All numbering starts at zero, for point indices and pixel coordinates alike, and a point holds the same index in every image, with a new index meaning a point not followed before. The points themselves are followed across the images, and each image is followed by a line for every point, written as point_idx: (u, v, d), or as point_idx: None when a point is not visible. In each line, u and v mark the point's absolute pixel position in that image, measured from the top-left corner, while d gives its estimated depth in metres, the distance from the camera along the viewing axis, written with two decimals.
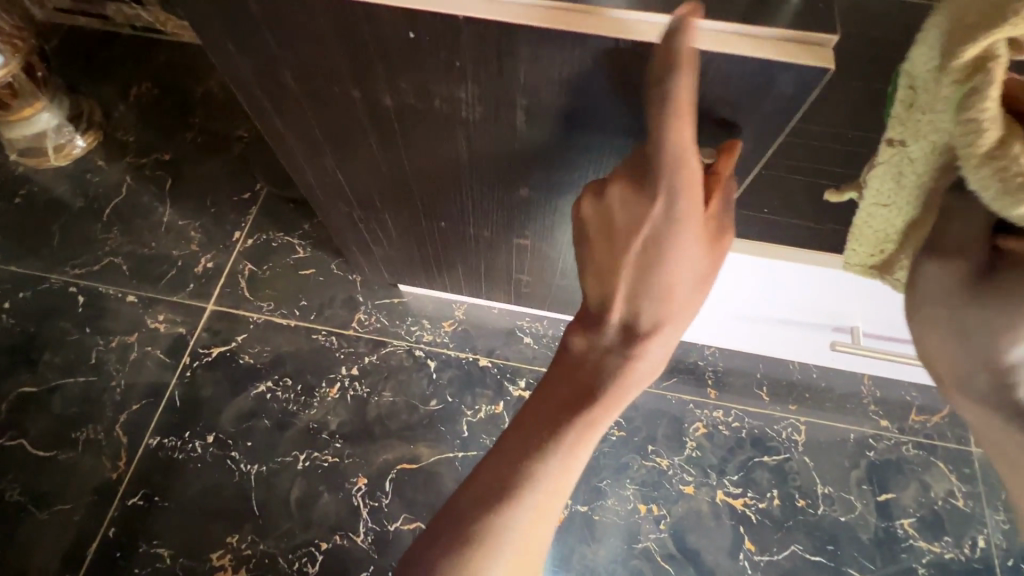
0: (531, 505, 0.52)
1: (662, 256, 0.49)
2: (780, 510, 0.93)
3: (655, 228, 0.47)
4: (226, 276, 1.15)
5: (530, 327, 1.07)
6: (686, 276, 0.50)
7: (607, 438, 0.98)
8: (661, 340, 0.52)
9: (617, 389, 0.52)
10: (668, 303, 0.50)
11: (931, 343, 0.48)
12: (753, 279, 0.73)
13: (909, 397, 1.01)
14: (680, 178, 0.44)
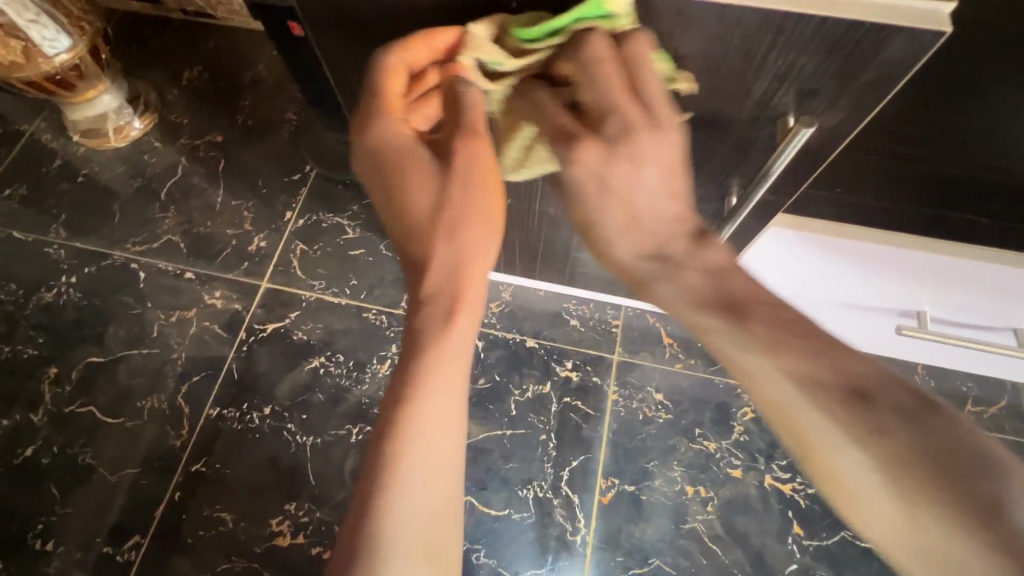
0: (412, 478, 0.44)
1: (403, 191, 0.50)
2: None
3: (393, 152, 0.51)
4: (279, 256, 1.18)
5: (576, 310, 1.07)
6: (429, 197, 0.50)
7: (654, 421, 0.99)
8: (442, 259, 0.49)
9: (416, 321, 0.48)
10: (435, 217, 0.49)
11: None
12: (821, 261, 0.72)
13: (965, 388, 0.99)
14: (380, 119, 0.51)
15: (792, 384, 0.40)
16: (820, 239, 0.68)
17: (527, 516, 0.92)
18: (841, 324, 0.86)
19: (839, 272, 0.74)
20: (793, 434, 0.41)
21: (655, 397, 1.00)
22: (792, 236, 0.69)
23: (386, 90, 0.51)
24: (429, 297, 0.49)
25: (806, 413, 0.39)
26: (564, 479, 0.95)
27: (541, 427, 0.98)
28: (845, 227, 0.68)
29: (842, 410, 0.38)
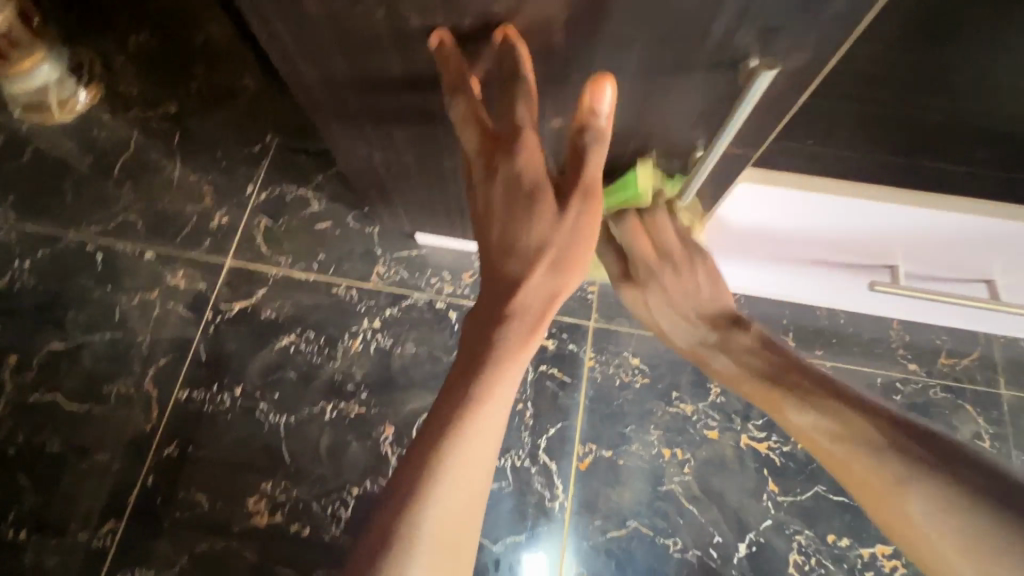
0: (464, 455, 0.51)
1: (517, 219, 0.54)
2: (804, 453, 0.93)
3: (522, 181, 0.53)
4: (242, 231, 1.13)
5: None
6: (540, 235, 0.54)
7: (631, 386, 0.98)
8: (538, 293, 0.54)
9: (504, 337, 0.54)
10: (545, 253, 0.54)
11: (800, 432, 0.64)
12: (791, 221, 0.70)
13: (939, 341, 1.00)
14: (512, 148, 0.52)
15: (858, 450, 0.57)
16: (794, 195, 0.66)
17: (505, 485, 0.92)
18: (817, 283, 0.84)
19: (814, 229, 0.71)
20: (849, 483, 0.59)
21: (632, 362, 1.00)
22: (763, 194, 0.67)
23: (526, 121, 0.52)
24: (517, 315, 0.54)
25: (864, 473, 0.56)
26: (542, 447, 0.95)
27: (517, 397, 0.98)
28: (817, 180, 0.66)
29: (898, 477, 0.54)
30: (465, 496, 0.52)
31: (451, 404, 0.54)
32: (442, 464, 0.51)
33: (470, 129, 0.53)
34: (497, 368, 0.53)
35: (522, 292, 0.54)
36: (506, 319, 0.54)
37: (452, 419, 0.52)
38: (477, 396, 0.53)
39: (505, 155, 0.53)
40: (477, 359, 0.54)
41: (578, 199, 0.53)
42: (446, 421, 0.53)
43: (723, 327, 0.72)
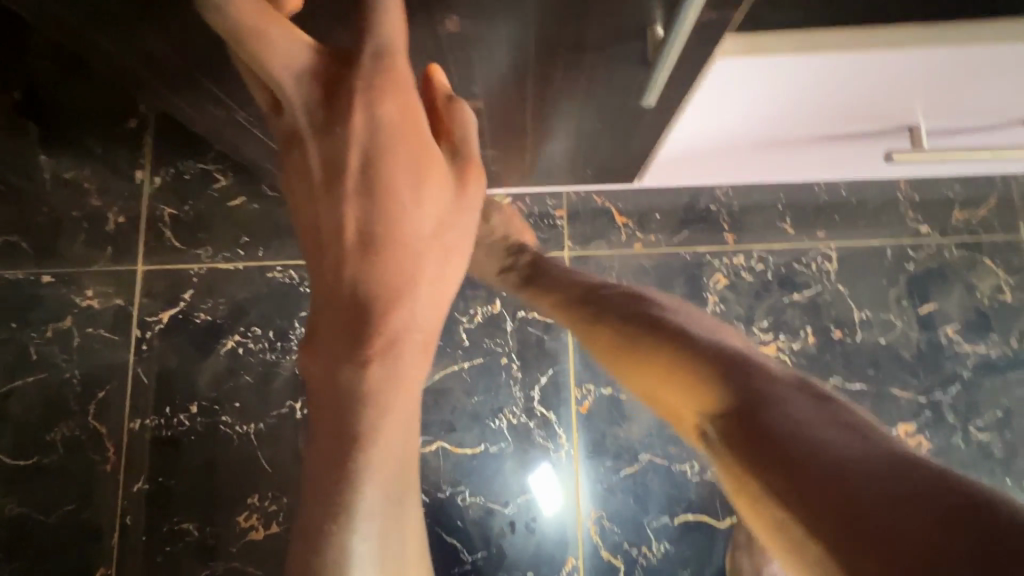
0: (373, 556, 0.33)
1: (385, 188, 0.36)
2: (816, 347, 0.86)
3: (385, 145, 0.36)
4: (145, 227, 0.96)
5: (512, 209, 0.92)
6: (422, 219, 0.37)
7: None
8: (430, 302, 0.38)
9: (394, 371, 0.35)
10: (431, 245, 0.38)
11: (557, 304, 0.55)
12: (783, 96, 0.52)
13: (951, 194, 0.89)
14: (374, 84, 0.35)
15: (646, 327, 0.43)
16: (788, 63, 0.46)
17: (505, 446, 0.86)
18: (820, 163, 0.70)
19: (819, 99, 0.53)
20: (637, 387, 0.41)
21: None
22: (744, 70, 0.47)
23: (395, 49, 0.35)
24: (403, 338, 0.36)
25: (671, 366, 0.37)
26: (536, 399, 0.87)
27: (500, 351, 0.88)
28: (818, 34, 0.45)
29: (790, 393, 0.30)
30: None
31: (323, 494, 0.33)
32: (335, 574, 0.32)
33: (287, 49, 0.34)
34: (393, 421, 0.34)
35: (408, 302, 0.37)
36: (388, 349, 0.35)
37: (342, 511, 0.32)
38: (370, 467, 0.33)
39: (357, 86, 0.35)
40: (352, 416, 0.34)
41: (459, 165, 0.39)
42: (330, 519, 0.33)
43: (513, 254, 0.68)
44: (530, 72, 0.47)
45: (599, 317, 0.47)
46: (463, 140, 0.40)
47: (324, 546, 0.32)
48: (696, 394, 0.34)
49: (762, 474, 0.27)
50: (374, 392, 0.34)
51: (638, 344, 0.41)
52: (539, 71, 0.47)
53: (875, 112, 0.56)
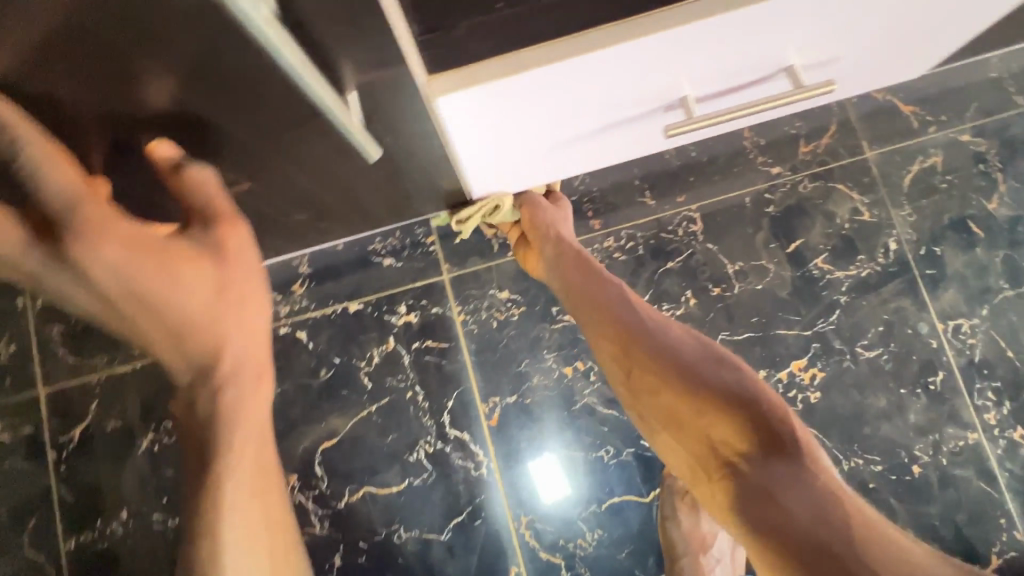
0: (239, 527, 0.54)
1: (148, 296, 0.49)
2: (699, 309, 0.88)
3: (126, 270, 0.48)
4: (38, 351, 0.96)
5: (385, 246, 0.93)
6: (197, 298, 0.51)
7: (510, 321, 0.90)
8: (239, 342, 0.54)
9: (231, 405, 0.53)
10: (217, 309, 0.52)
11: (604, 316, 0.73)
12: (530, 106, 0.53)
13: (794, 130, 0.91)
14: (82, 233, 0.45)
15: (676, 364, 0.65)
16: (507, 84, 0.47)
17: (428, 476, 0.87)
18: (626, 147, 0.72)
19: (569, 101, 0.54)
20: (661, 411, 0.65)
21: (502, 297, 0.91)
22: (481, 96, 0.48)
23: (76, 196, 0.46)
24: (229, 378, 0.53)
25: (718, 412, 0.60)
26: (448, 423, 0.88)
27: (403, 386, 0.90)
28: (519, 54, 0.46)
29: (789, 463, 0.56)
30: (260, 545, 0.55)
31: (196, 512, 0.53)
32: (223, 540, 0.52)
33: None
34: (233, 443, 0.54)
35: (225, 349, 0.53)
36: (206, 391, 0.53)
37: (220, 505, 0.52)
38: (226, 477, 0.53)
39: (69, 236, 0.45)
40: (208, 455, 0.53)
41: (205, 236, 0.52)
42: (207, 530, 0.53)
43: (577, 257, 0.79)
44: (263, 147, 0.50)
45: (645, 352, 0.67)
46: (209, 200, 0.51)
47: (211, 529, 0.52)
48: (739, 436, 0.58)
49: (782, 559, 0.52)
50: (220, 419, 0.53)
51: (687, 371, 0.64)
52: (269, 145, 0.50)
53: (638, 99, 0.58)
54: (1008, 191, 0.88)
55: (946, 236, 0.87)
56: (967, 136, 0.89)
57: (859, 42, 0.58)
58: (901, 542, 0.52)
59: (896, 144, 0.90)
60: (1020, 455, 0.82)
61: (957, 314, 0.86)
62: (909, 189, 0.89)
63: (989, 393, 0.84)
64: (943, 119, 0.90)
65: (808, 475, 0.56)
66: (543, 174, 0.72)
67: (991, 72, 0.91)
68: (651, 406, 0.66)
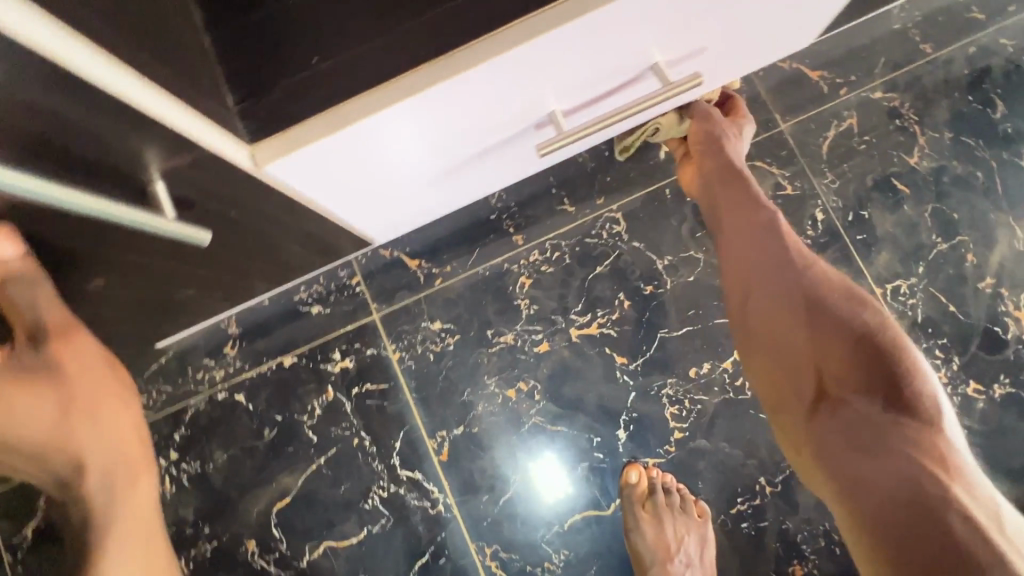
0: None
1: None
2: (634, 310, 0.86)
3: None
4: None
5: (310, 294, 0.91)
6: (43, 416, 0.48)
7: (446, 351, 0.88)
8: (106, 444, 0.52)
9: (111, 505, 0.52)
10: (68, 418, 0.50)
11: (732, 242, 0.68)
12: (380, 154, 0.52)
13: None
14: None
15: (806, 301, 0.61)
16: (337, 141, 0.46)
17: (386, 521, 0.86)
18: (515, 164, 0.70)
19: (422, 141, 0.53)
20: (770, 333, 0.62)
21: (435, 328, 0.89)
22: (341, 145, 0.47)
23: None
24: (109, 474, 0.52)
25: (844, 356, 0.57)
26: (398, 465, 0.87)
27: (348, 434, 0.88)
28: (342, 109, 0.45)
29: (911, 421, 0.54)
30: None
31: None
32: None
33: None
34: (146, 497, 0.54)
35: (86, 454, 0.51)
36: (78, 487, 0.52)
37: None
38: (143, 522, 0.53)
39: None
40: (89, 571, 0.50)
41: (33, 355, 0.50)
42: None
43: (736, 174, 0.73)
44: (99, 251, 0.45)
45: (764, 281, 0.64)
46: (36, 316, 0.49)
47: None
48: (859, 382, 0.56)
49: (858, 503, 0.52)
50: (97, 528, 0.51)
51: (815, 309, 0.60)
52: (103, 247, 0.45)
53: (500, 126, 0.56)
54: (927, 143, 0.86)
55: (872, 197, 0.85)
56: (879, 93, 0.87)
57: (722, 38, 0.57)
58: (1013, 523, 0.50)
59: (808, 112, 0.88)
60: (976, 409, 0.80)
61: (894, 276, 0.84)
62: (828, 155, 0.87)
63: (937, 351, 0.82)
64: (852, 79, 0.88)
65: (929, 432, 0.53)
66: (436, 202, 0.71)
67: (894, 23, 0.88)
68: (756, 329, 0.64)
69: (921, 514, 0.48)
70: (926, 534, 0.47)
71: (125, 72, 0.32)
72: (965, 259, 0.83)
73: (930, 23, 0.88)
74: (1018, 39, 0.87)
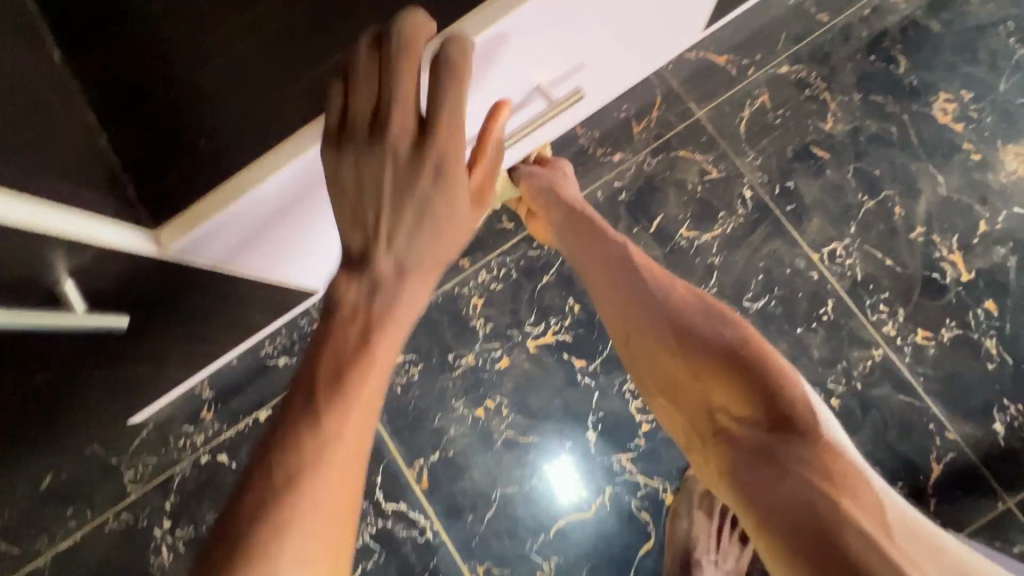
0: None
1: None
2: (584, 313, 0.89)
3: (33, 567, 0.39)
4: None
5: (275, 347, 0.94)
6: None
7: (412, 382, 0.91)
8: None
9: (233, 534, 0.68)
10: None
11: (603, 289, 0.72)
12: (282, 213, 0.54)
13: (623, 113, 0.91)
14: None
15: (677, 329, 0.66)
16: (233, 211, 0.48)
17: (378, 556, 0.86)
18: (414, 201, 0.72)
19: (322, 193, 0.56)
20: (655, 372, 0.66)
21: (398, 361, 0.91)
22: (247, 207, 0.49)
23: None
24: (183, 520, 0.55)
25: (720, 379, 0.62)
26: (382, 499, 0.88)
27: None
28: (232, 180, 0.47)
29: (793, 432, 0.57)
30: None
31: (340, 386, 0.39)
32: None
33: None
34: (385, 311, 0.42)
35: None
36: (429, 192, 0.43)
37: None
38: (367, 328, 0.41)
39: None
40: None
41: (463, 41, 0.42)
42: (398, 336, 0.42)
43: (587, 220, 0.77)
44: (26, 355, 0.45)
45: (641, 319, 0.68)
46: None
47: None
48: (738, 403, 0.60)
49: (777, 531, 0.53)
50: None
51: (684, 337, 0.65)
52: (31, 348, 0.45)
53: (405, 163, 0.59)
54: (839, 107, 0.88)
55: (795, 168, 0.88)
56: (786, 67, 0.90)
57: (602, 45, 0.60)
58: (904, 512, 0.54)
59: (721, 97, 0.91)
60: (927, 356, 0.82)
61: (829, 240, 0.86)
62: (746, 134, 0.89)
63: (882, 305, 0.83)
64: (758, 59, 0.91)
65: (808, 442, 0.57)
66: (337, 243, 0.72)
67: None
68: (640, 365, 0.68)
69: (811, 517, 0.51)
70: (818, 536, 0.50)
71: (21, 199, 0.34)
72: (893, 212, 0.85)
73: None
74: None
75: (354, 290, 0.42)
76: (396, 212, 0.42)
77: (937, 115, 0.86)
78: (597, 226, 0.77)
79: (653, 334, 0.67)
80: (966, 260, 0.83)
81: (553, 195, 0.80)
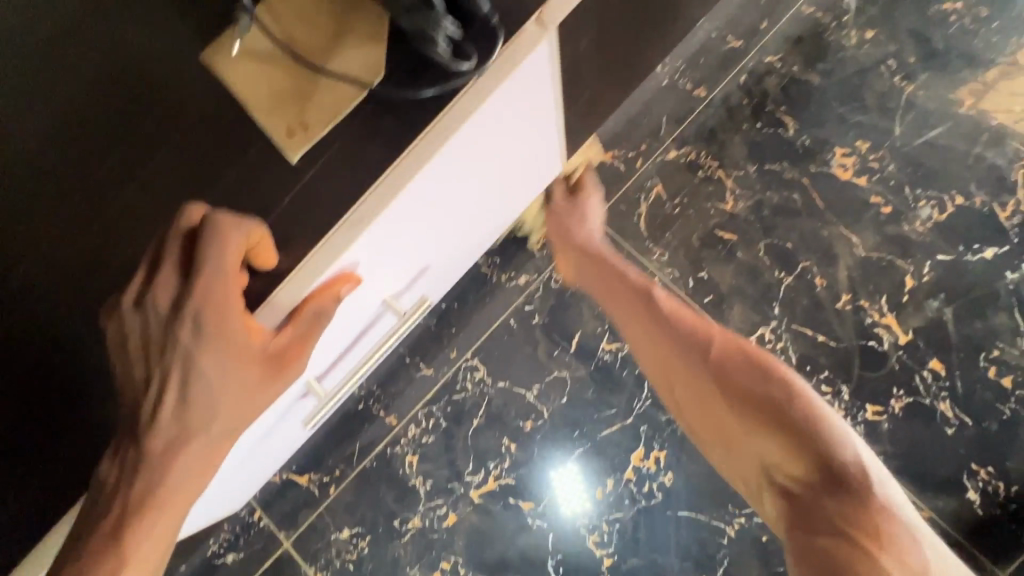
0: None
1: None
2: (522, 451, 0.84)
3: None
4: None
5: (221, 544, 0.88)
6: None
7: (363, 556, 0.86)
8: None
9: None
10: None
11: (626, 320, 0.68)
12: None
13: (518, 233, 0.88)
14: None
15: (716, 376, 0.59)
16: None
17: None
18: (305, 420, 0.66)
19: None
20: (695, 405, 0.61)
21: (345, 536, 0.87)
22: None
23: None
24: None
25: (762, 429, 0.56)
26: None
27: None
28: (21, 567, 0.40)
29: (837, 485, 0.54)
30: None
31: None
32: None
33: None
34: (144, 498, 0.36)
35: None
36: (191, 347, 0.36)
37: None
38: (124, 514, 0.36)
39: None
40: None
41: (216, 219, 0.35)
42: (181, 504, 0.38)
43: (599, 256, 0.73)
44: None
45: (678, 363, 0.62)
46: None
47: None
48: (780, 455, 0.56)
49: None
50: None
51: (726, 383, 0.58)
52: None
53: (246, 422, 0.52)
54: (736, 183, 0.84)
55: (704, 256, 0.83)
56: (674, 152, 0.86)
57: (447, 231, 0.56)
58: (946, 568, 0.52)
59: (615, 195, 0.85)
60: (883, 432, 0.77)
61: (755, 326, 0.81)
62: (648, 230, 0.84)
63: (824, 386, 0.78)
64: (644, 148, 0.86)
65: (851, 497, 0.53)
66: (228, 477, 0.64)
67: (662, 79, 0.87)
68: (676, 399, 0.64)
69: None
70: None
71: None
72: (815, 284, 0.80)
73: (695, 67, 0.87)
74: (783, 52, 0.85)
75: (115, 469, 0.36)
76: (161, 376, 0.36)
77: (837, 172, 0.82)
78: (608, 262, 0.72)
79: (692, 374, 0.61)
80: (900, 321, 0.78)
81: (571, 223, 0.77)
